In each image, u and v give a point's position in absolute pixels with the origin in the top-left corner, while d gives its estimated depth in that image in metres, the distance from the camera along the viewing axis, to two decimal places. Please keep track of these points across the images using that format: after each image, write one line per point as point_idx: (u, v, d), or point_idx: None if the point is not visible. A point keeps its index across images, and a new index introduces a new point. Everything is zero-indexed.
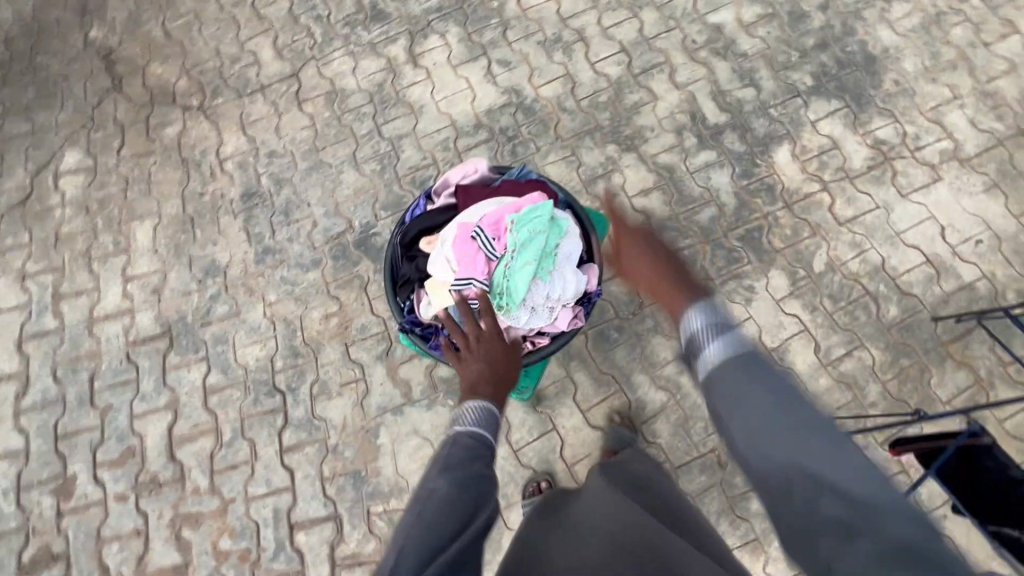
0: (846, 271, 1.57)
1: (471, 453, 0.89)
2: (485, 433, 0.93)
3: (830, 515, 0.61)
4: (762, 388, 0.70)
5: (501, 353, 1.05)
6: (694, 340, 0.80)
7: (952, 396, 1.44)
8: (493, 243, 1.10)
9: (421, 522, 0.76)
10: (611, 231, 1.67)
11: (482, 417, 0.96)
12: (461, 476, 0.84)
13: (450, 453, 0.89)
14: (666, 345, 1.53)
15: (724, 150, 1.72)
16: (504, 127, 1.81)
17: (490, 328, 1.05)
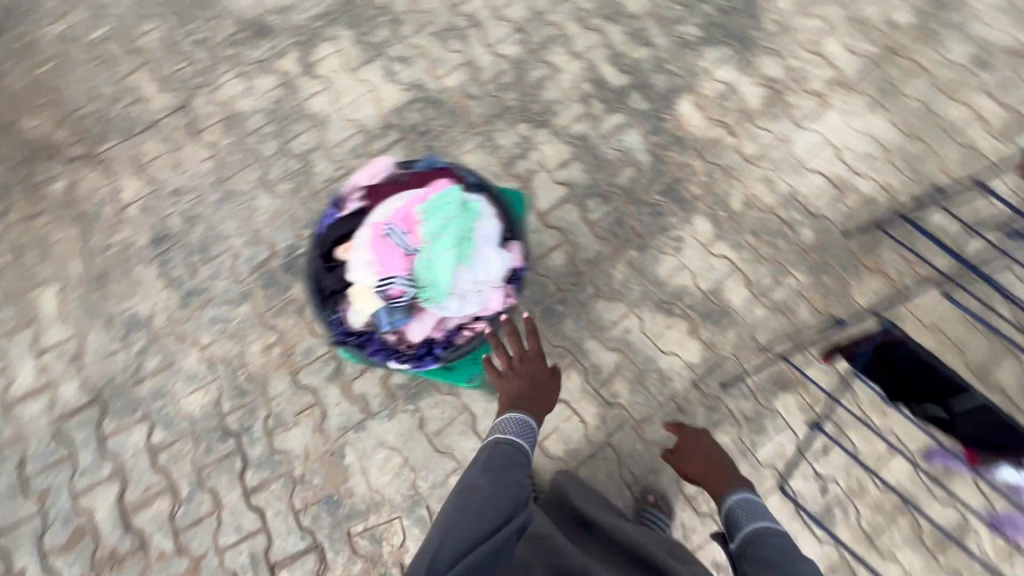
0: (761, 206, 1.66)
1: (512, 461, 1.17)
2: (519, 439, 1.21)
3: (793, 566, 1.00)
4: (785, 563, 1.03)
5: (541, 372, 1.35)
6: (735, 514, 1.15)
7: (872, 302, 1.55)
8: (408, 239, 1.09)
9: (458, 520, 1.06)
10: (538, 208, 1.69)
11: (519, 426, 1.24)
12: (501, 481, 1.12)
13: (490, 460, 1.17)
14: (610, 308, 1.58)
15: (631, 111, 1.77)
16: (414, 124, 1.79)
17: (534, 351, 1.36)
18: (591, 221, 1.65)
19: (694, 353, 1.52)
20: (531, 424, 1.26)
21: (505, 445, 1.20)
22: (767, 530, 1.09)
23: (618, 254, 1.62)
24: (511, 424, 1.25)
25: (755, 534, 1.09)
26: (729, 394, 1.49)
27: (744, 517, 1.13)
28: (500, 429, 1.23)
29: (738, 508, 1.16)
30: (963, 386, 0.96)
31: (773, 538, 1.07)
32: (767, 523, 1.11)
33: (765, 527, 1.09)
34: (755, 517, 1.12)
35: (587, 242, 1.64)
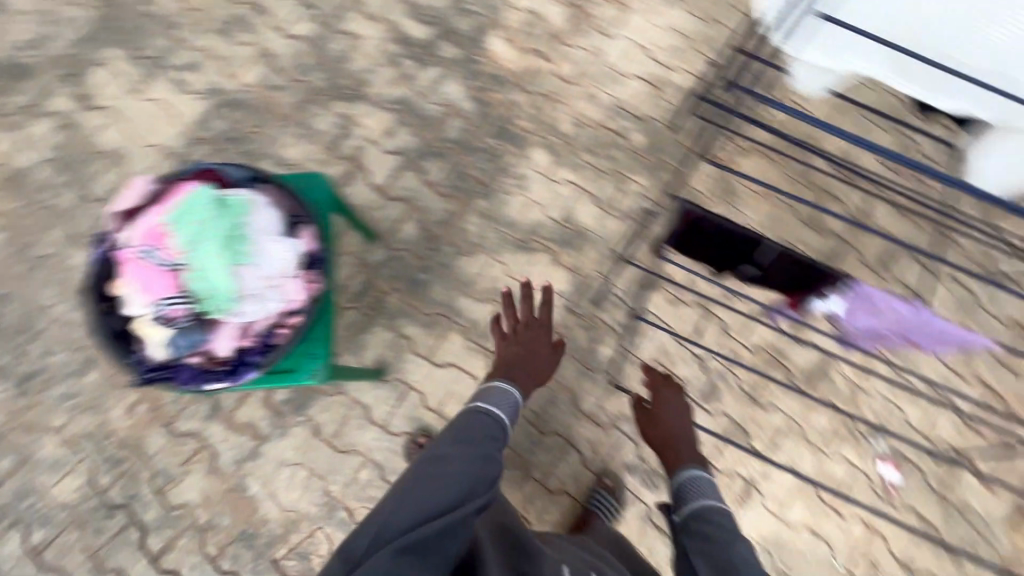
0: (591, 122, 1.68)
1: (482, 433, 1.13)
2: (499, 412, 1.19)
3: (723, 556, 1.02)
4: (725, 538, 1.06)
5: (543, 346, 1.38)
6: (685, 491, 1.18)
7: (708, 185, 1.64)
8: (169, 259, 0.89)
9: (411, 493, 1.00)
10: (376, 183, 1.63)
11: (503, 401, 1.23)
12: (465, 454, 1.07)
13: (460, 431, 1.13)
14: (472, 262, 1.57)
15: (443, 61, 1.72)
16: (222, 131, 1.66)
17: (541, 323, 1.40)
18: (432, 182, 1.62)
19: (561, 281, 1.56)
20: (516, 399, 1.25)
21: (483, 415, 1.18)
22: (714, 508, 1.12)
23: (466, 207, 1.61)
24: (497, 393, 1.24)
25: (701, 508, 1.12)
26: (603, 309, 1.54)
27: (696, 492, 1.16)
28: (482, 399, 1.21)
29: (692, 484, 1.18)
30: (761, 241, 1.03)
31: (714, 515, 1.10)
32: (714, 499, 1.14)
33: (711, 504, 1.12)
34: (703, 493, 1.15)
35: (433, 204, 1.61)
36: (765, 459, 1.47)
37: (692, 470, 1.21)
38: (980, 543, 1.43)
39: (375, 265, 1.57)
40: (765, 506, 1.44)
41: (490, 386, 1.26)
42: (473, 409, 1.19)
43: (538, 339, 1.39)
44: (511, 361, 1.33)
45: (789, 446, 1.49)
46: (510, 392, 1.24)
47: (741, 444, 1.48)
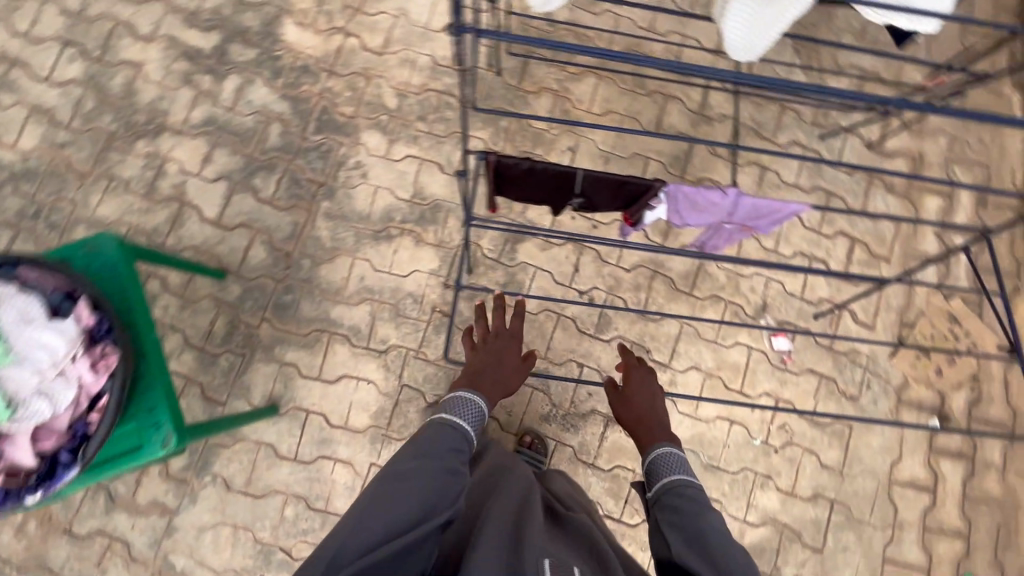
0: (414, 88, 1.59)
1: (441, 444, 0.95)
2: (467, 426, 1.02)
3: (697, 532, 0.90)
4: (697, 512, 0.93)
5: (514, 361, 1.24)
6: (655, 464, 1.06)
7: (548, 121, 1.60)
8: None
9: (374, 508, 0.82)
10: (208, 216, 1.51)
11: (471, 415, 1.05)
12: (429, 464, 0.90)
13: (423, 440, 0.96)
14: (334, 268, 1.50)
15: (241, 66, 1.58)
16: (19, 209, 1.48)
17: (515, 334, 1.26)
18: (268, 199, 1.52)
19: (429, 260, 1.51)
20: (481, 411, 1.06)
21: (447, 426, 0.99)
22: (687, 484, 0.99)
23: (312, 214, 1.52)
24: (460, 405, 1.05)
25: (670, 483, 1.00)
26: (478, 275, 1.51)
27: (671, 468, 1.03)
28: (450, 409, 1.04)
29: (667, 460, 1.05)
30: (569, 171, 1.01)
31: (687, 492, 0.97)
32: (688, 476, 1.02)
33: (685, 478, 1.00)
34: (677, 469, 1.02)
35: (276, 221, 1.51)
36: (670, 368, 1.50)
37: (664, 448, 1.08)
38: (873, 379, 1.54)
39: (234, 301, 1.47)
40: (680, 411, 1.49)
41: (457, 396, 1.08)
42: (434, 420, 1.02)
43: (507, 351, 1.24)
44: (474, 372, 1.17)
45: (691, 349, 1.52)
46: (469, 402, 1.07)
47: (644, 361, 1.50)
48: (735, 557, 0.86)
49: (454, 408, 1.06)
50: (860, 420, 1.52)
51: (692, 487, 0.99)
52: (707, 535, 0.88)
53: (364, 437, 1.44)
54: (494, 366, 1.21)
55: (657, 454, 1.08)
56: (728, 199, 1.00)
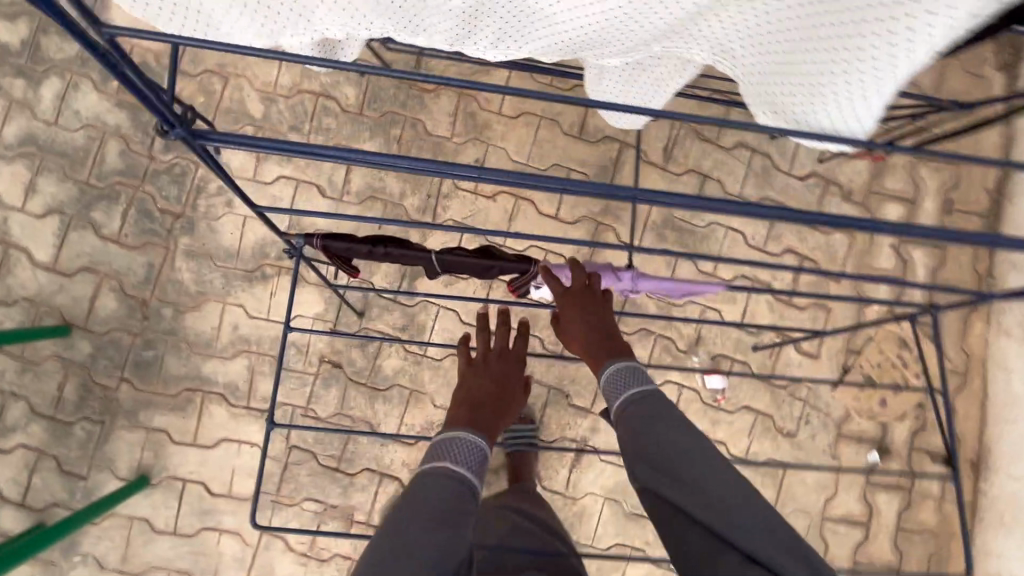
0: (284, 91, 1.31)
1: (446, 508, 0.67)
2: (471, 479, 0.71)
3: (674, 453, 0.72)
4: (673, 429, 0.74)
5: (516, 384, 0.87)
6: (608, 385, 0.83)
7: (449, 125, 1.34)
8: None
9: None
10: (40, 260, 1.26)
11: (472, 460, 0.73)
12: (439, 543, 0.63)
13: (420, 506, 0.67)
14: (201, 316, 1.29)
15: (61, 65, 1.27)
16: None
17: (522, 352, 0.89)
18: (111, 237, 1.27)
19: (313, 303, 1.30)
20: (482, 447, 0.75)
21: (448, 479, 0.70)
22: (643, 397, 0.79)
23: (168, 253, 1.28)
24: (455, 445, 0.74)
25: (624, 416, 0.78)
26: (370, 318, 1.31)
27: (622, 386, 0.81)
28: (449, 458, 0.72)
29: (618, 377, 0.82)
30: (421, 253, 0.79)
31: (649, 408, 0.77)
32: (644, 385, 0.80)
33: (642, 391, 0.80)
34: (630, 384, 0.80)
35: (126, 263, 1.27)
36: (591, 413, 1.36)
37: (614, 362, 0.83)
38: (812, 413, 1.42)
39: (86, 361, 1.27)
40: (602, 458, 1.36)
41: (452, 440, 0.74)
42: (428, 469, 0.71)
43: (512, 377, 0.87)
44: (473, 403, 0.81)
45: None
46: (473, 441, 0.74)
47: (563, 407, 1.36)
48: (726, 497, 0.68)
49: (455, 451, 0.73)
50: (795, 457, 1.41)
51: (654, 402, 0.78)
52: (693, 478, 0.70)
53: (250, 504, 1.30)
54: (500, 388, 0.85)
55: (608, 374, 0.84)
56: (621, 280, 0.83)
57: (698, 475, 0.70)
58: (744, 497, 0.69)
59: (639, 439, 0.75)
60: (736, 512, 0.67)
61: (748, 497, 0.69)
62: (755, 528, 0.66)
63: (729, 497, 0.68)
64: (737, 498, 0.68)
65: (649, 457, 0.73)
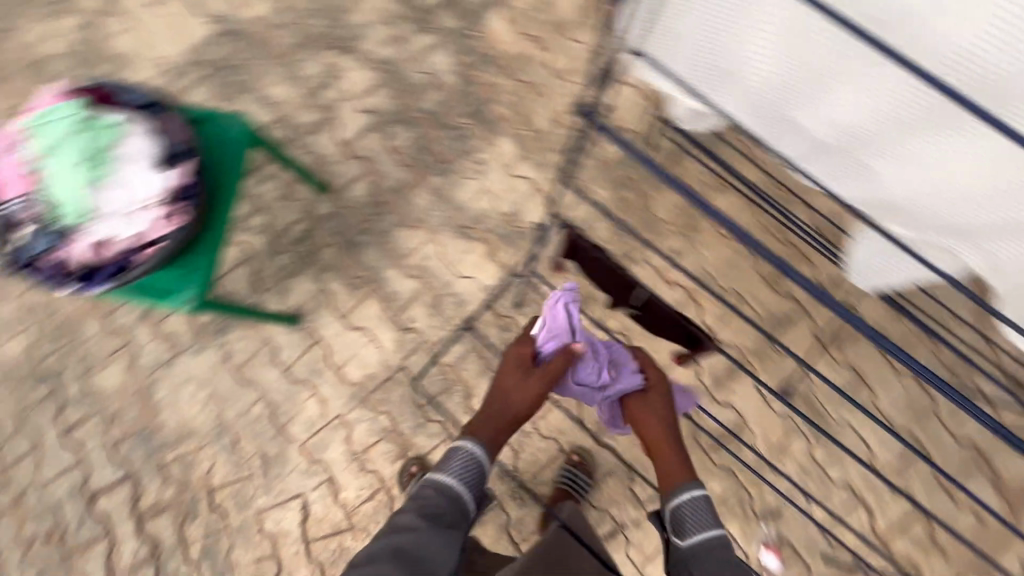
0: (568, 122, 1.61)
1: (442, 505, 1.07)
2: (458, 479, 1.10)
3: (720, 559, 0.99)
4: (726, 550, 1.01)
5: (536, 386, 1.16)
6: (679, 509, 1.07)
7: (668, 213, 1.54)
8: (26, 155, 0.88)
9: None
10: (343, 137, 1.64)
11: (466, 464, 1.13)
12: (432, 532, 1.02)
13: (424, 494, 1.08)
14: (410, 235, 1.57)
15: (438, 29, 1.69)
16: (219, 59, 1.72)
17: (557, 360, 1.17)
18: (394, 149, 1.63)
19: (489, 275, 1.53)
20: (476, 456, 1.14)
21: (443, 486, 1.09)
22: (702, 526, 1.03)
23: (421, 182, 1.60)
24: (455, 456, 1.14)
25: (693, 558, 1.00)
26: (521, 314, 1.50)
27: (692, 526, 1.04)
28: (445, 463, 1.14)
29: (685, 504, 1.07)
30: (631, 281, 0.98)
31: (709, 536, 1.01)
32: (707, 525, 1.03)
33: (703, 525, 1.03)
34: (700, 517, 1.04)
35: (390, 170, 1.61)
36: (642, 508, 1.40)
37: (688, 489, 1.09)
38: None
39: (321, 217, 1.60)
40: (627, 552, 1.39)
41: (454, 450, 1.16)
42: (430, 483, 1.10)
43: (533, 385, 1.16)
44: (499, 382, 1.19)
45: None
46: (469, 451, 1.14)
47: (622, 485, 1.42)
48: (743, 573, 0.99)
49: (454, 465, 1.13)
50: None
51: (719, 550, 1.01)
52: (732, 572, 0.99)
53: (345, 388, 1.50)
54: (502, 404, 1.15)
55: (677, 499, 1.08)
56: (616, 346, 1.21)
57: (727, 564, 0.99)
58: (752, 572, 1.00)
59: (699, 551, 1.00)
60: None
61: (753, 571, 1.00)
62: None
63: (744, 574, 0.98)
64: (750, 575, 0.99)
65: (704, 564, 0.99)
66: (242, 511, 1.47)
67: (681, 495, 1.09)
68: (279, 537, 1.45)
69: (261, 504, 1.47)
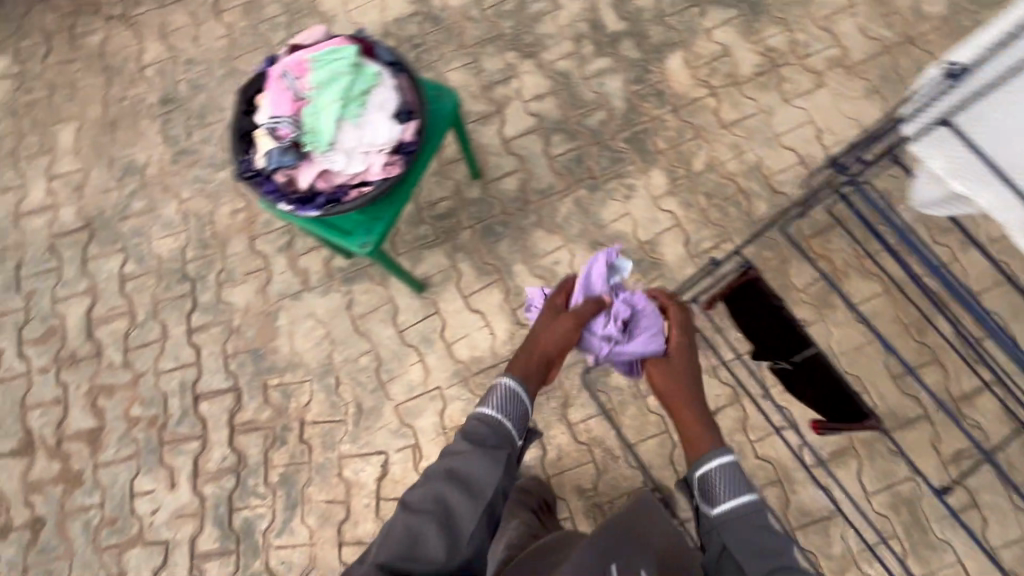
0: (723, 171, 1.64)
1: (490, 438, 0.99)
2: (503, 413, 1.02)
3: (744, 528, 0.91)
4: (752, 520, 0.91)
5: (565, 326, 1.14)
6: (705, 476, 0.98)
7: (805, 282, 1.53)
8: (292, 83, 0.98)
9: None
10: (505, 133, 1.73)
11: (508, 399, 1.04)
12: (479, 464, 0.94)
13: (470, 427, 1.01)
14: (546, 239, 1.63)
15: (619, 56, 1.77)
16: (410, 36, 1.85)
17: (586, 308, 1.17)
18: (551, 155, 1.69)
19: None
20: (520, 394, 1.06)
21: (487, 419, 1.01)
22: (723, 488, 0.95)
23: (569, 191, 1.66)
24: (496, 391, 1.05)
25: (723, 527, 0.92)
26: None
27: (719, 493, 0.95)
28: (488, 401, 1.05)
29: (715, 472, 0.97)
30: (805, 342, 1.01)
31: (731, 499, 0.93)
32: (733, 487, 0.95)
33: (725, 486, 0.95)
34: (722, 479, 0.96)
35: (542, 174, 1.68)
36: None
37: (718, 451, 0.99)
38: None
39: (467, 200, 1.68)
40: None
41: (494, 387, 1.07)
42: (473, 416, 1.02)
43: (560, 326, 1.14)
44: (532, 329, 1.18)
45: None
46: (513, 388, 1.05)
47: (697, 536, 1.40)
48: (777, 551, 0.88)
49: (496, 401, 1.04)
50: None
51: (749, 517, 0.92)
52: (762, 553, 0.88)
53: (451, 364, 1.56)
54: (533, 343, 1.14)
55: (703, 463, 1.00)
56: (645, 300, 1.19)
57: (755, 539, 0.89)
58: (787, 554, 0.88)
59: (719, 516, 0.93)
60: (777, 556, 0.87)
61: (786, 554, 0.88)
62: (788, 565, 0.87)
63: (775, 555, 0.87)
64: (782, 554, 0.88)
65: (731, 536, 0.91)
66: (327, 451, 1.52)
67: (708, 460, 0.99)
68: (354, 485, 1.49)
69: (345, 450, 1.52)
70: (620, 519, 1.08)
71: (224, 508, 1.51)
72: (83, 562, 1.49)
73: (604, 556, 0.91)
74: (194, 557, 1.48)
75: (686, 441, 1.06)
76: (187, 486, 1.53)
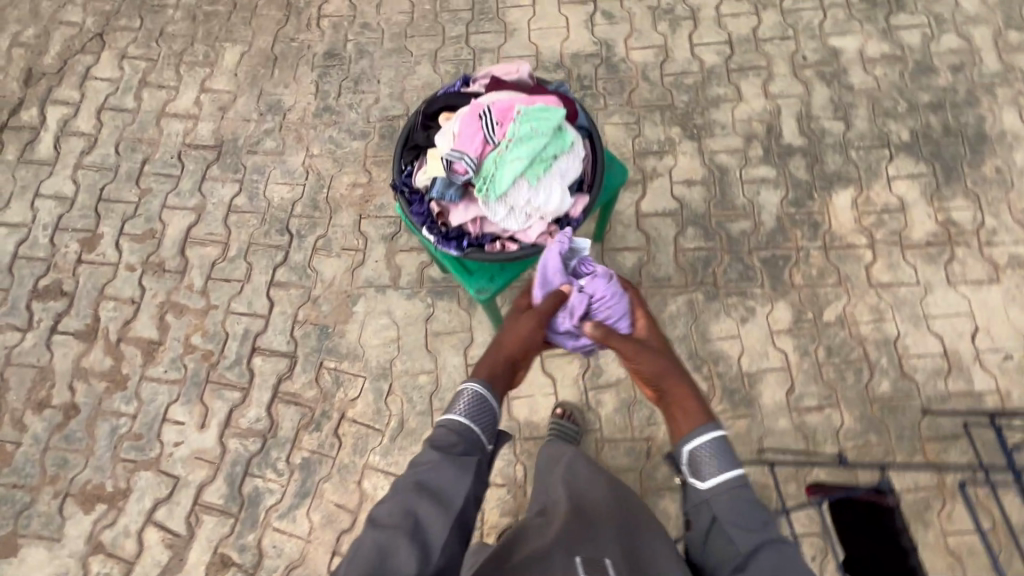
0: (856, 331, 1.50)
1: (460, 452, 0.88)
2: (475, 416, 0.92)
3: (737, 522, 0.83)
4: (743, 509, 0.83)
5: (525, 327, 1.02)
6: (695, 458, 0.89)
7: (906, 485, 1.37)
8: (487, 126, 0.94)
9: None
10: (641, 206, 1.65)
11: (475, 400, 0.93)
12: (453, 470, 0.85)
13: (436, 437, 0.89)
14: None
15: (786, 171, 1.65)
16: (582, 75, 1.80)
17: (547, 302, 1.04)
18: (680, 246, 1.60)
19: None
20: (486, 398, 0.94)
21: (456, 425, 0.90)
22: (710, 465, 0.87)
23: (685, 290, 1.56)
24: (459, 395, 0.94)
25: (710, 502, 0.86)
26: None
27: (707, 467, 0.88)
28: (450, 407, 0.94)
29: (702, 449, 0.88)
30: None
31: (722, 485, 0.85)
32: (723, 470, 0.86)
33: (713, 464, 0.87)
34: (712, 459, 0.87)
35: (664, 262, 1.59)
36: None
37: (707, 432, 0.89)
38: None
39: None
40: None
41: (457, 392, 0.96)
42: (442, 424, 0.91)
43: (525, 331, 1.01)
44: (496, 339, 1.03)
45: None
46: (480, 389, 0.94)
47: None
48: (773, 556, 0.79)
49: (462, 407, 0.93)
50: None
51: (739, 492, 0.86)
52: (748, 547, 0.80)
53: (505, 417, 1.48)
54: (496, 346, 1.01)
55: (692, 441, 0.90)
56: (598, 287, 1.03)
57: (746, 533, 0.81)
58: (780, 548, 0.80)
59: (705, 497, 0.86)
60: (771, 551, 0.79)
61: (782, 550, 0.80)
62: (784, 558, 0.79)
63: (770, 552, 0.79)
64: (782, 551, 0.80)
65: (720, 530, 0.84)
66: (355, 455, 1.48)
67: (693, 442, 0.89)
68: (369, 500, 1.44)
69: (373, 461, 1.47)
70: (574, 505, 1.03)
71: (240, 469, 1.49)
72: (98, 464, 1.51)
73: (568, 549, 0.88)
74: (195, 504, 1.46)
75: (670, 410, 0.96)
76: (215, 432, 1.52)
